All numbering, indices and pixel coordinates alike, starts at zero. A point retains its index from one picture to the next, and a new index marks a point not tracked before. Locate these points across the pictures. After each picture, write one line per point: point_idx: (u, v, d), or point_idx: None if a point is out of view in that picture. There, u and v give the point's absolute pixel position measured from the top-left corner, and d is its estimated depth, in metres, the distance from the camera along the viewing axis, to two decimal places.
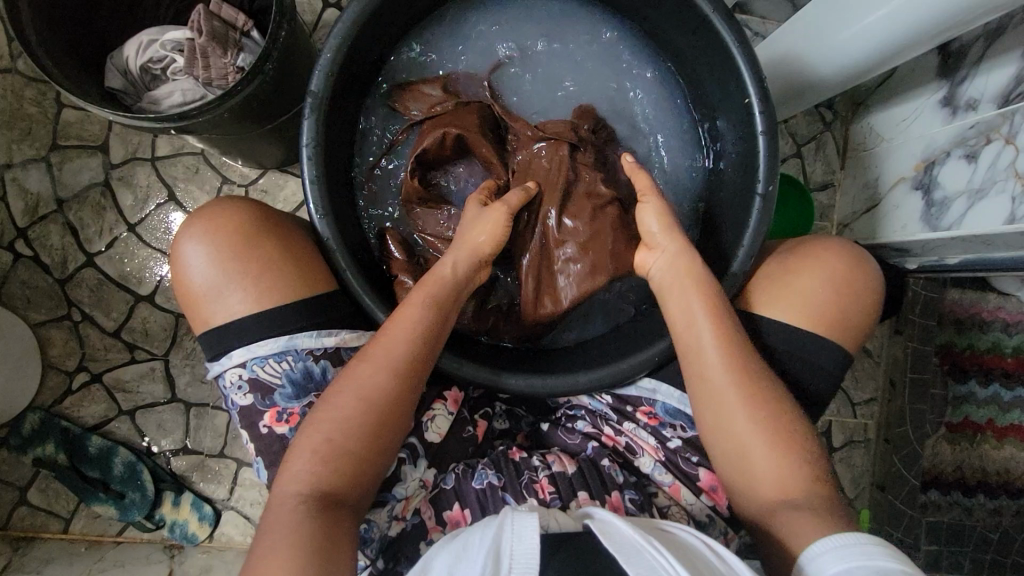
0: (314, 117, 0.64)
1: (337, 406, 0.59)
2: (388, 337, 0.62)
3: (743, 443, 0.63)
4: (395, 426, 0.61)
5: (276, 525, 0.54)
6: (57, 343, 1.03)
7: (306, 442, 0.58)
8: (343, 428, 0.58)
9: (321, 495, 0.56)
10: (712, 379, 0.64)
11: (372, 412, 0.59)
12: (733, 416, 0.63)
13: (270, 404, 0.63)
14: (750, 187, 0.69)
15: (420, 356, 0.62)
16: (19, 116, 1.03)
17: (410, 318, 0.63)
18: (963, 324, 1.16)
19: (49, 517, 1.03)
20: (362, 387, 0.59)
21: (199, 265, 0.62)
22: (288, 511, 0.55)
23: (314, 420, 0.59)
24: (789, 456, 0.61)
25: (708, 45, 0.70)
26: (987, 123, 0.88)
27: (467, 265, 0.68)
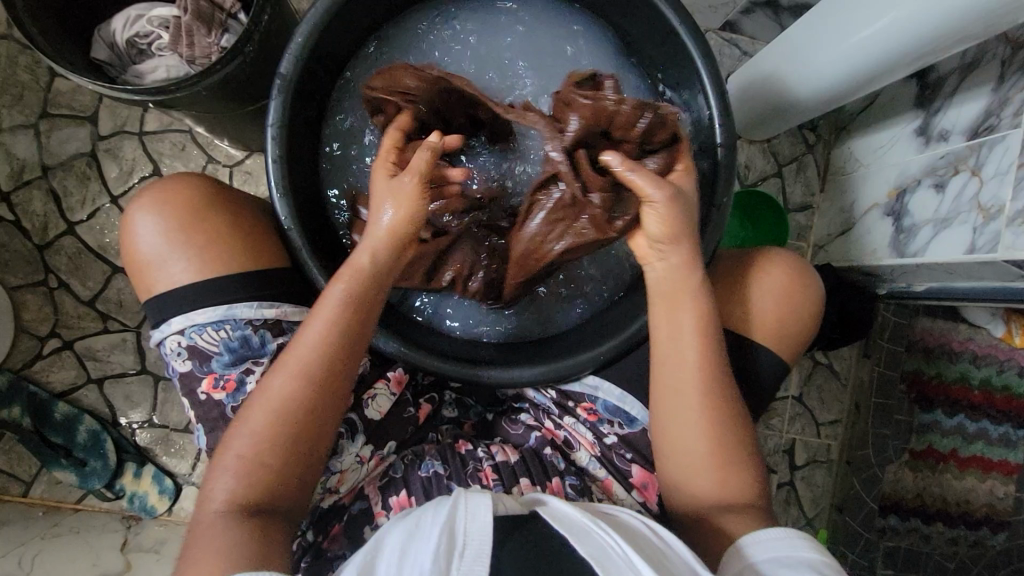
0: (281, 98, 0.66)
1: (250, 421, 0.60)
2: (297, 346, 0.62)
3: (695, 454, 0.67)
4: (309, 431, 0.61)
5: (197, 538, 0.56)
6: (32, 308, 1.05)
7: (222, 460, 0.60)
8: (254, 443, 0.60)
9: (240, 506, 0.58)
10: (686, 391, 0.67)
11: (282, 428, 0.60)
12: (696, 428, 0.67)
13: (208, 371, 0.64)
14: (707, 197, 0.72)
15: (328, 359, 0.62)
16: (11, 82, 1.04)
17: (320, 329, 0.62)
18: (932, 353, 1.17)
19: (9, 480, 1.03)
20: (269, 400, 0.60)
21: (148, 233, 0.64)
22: (210, 524, 0.57)
23: (230, 437, 0.61)
24: (726, 471, 0.66)
25: (679, 57, 0.72)
26: (956, 154, 0.89)
27: (389, 256, 0.65)
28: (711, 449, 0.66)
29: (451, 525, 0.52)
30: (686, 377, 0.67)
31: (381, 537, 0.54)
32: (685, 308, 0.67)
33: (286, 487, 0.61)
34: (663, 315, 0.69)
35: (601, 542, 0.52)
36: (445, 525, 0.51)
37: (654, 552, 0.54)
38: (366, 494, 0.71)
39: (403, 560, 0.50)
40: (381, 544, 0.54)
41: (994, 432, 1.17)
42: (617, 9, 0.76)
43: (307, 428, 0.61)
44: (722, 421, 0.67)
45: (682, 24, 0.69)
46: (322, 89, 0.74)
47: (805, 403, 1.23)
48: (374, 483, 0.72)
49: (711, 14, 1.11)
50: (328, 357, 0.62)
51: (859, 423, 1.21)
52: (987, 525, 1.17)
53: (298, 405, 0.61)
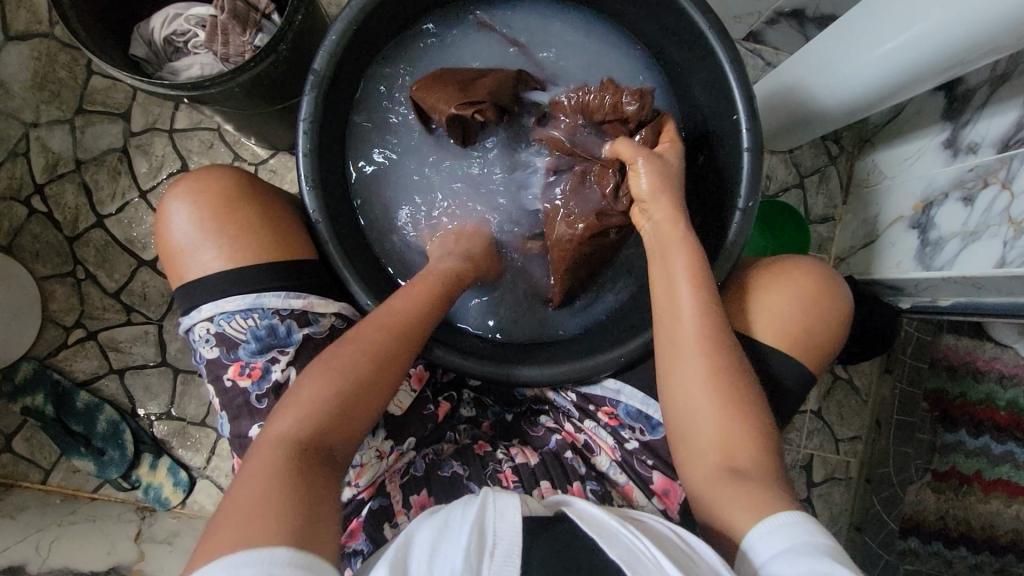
0: (314, 93, 0.67)
1: (327, 380, 0.59)
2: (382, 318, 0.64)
3: (699, 409, 0.65)
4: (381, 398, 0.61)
5: (256, 479, 0.51)
6: (59, 298, 1.07)
7: (277, 423, 0.56)
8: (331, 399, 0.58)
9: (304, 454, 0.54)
10: (683, 339, 0.66)
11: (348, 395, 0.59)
12: (695, 382, 0.65)
13: (235, 358, 0.65)
14: (732, 201, 0.72)
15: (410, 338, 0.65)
16: (50, 79, 1.08)
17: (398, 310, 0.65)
18: (956, 371, 1.14)
19: (30, 466, 1.05)
20: (353, 364, 0.60)
21: (182, 221, 0.66)
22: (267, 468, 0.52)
23: (287, 403, 0.58)
24: (736, 421, 0.64)
25: (704, 61, 0.72)
26: (986, 167, 0.88)
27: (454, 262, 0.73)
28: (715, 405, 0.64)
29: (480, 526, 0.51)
30: (685, 309, 0.66)
31: (407, 536, 0.54)
32: (675, 255, 0.67)
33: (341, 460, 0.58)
34: (658, 265, 0.69)
35: (627, 542, 0.53)
36: (474, 526, 0.51)
37: (683, 556, 0.53)
38: (385, 492, 0.71)
39: (433, 558, 0.49)
40: (408, 542, 0.52)
41: (1020, 456, 1.12)
42: (641, 14, 0.76)
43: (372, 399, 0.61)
44: (727, 370, 0.65)
45: (709, 26, 0.69)
46: (352, 86, 0.75)
47: (824, 418, 1.21)
48: (395, 481, 0.72)
49: (736, 24, 1.11)
50: (404, 337, 0.64)
51: (880, 440, 1.18)
52: (1013, 553, 1.13)
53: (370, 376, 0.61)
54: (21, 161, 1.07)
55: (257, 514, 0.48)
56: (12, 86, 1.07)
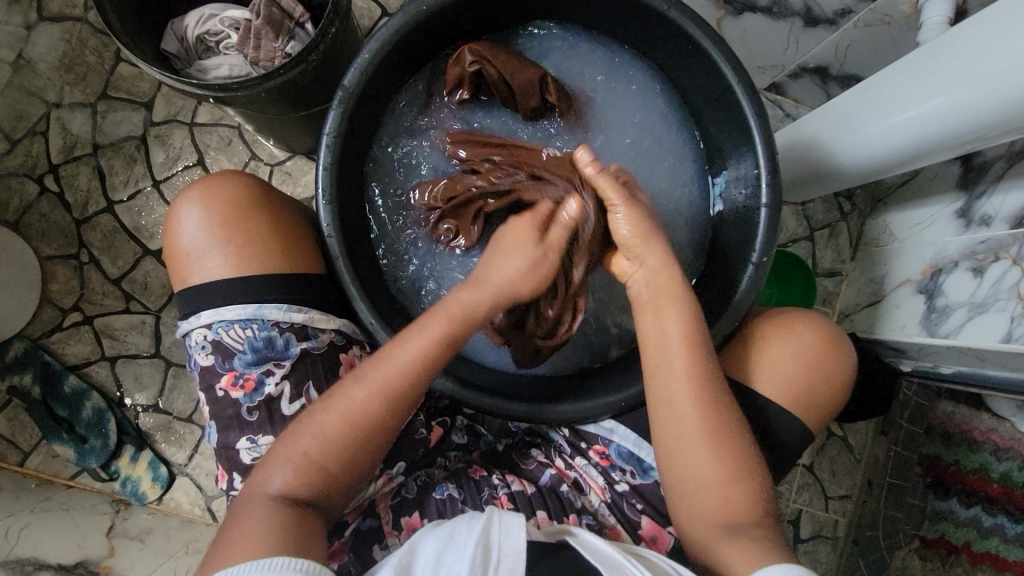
0: (341, 108, 0.67)
1: (320, 425, 0.60)
2: (386, 364, 0.62)
3: (697, 472, 0.64)
4: (378, 449, 0.62)
5: (248, 516, 0.56)
6: (59, 279, 1.06)
7: (277, 457, 0.60)
8: (320, 443, 0.60)
9: (293, 501, 0.58)
10: (678, 405, 0.65)
11: (352, 441, 0.60)
12: (693, 447, 0.65)
13: (229, 368, 0.64)
14: (745, 252, 0.71)
15: (412, 389, 0.62)
16: (78, 62, 1.08)
17: (415, 355, 0.62)
18: (951, 438, 1.11)
19: (8, 447, 1.03)
20: (350, 413, 0.60)
21: (192, 225, 0.65)
22: (259, 509, 0.56)
23: (282, 447, 0.60)
24: (731, 483, 0.63)
25: (729, 112, 0.72)
26: (998, 241, 0.88)
27: (489, 300, 0.66)
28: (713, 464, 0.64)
29: (485, 541, 0.56)
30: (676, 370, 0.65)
31: (415, 543, 0.58)
32: (669, 316, 0.67)
33: (330, 504, 0.60)
34: (652, 334, 0.68)
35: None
36: (479, 539, 0.56)
37: None
38: (376, 512, 0.70)
39: (438, 566, 0.54)
40: (415, 548, 0.57)
41: (1010, 529, 1.02)
42: (667, 59, 0.77)
43: (375, 444, 0.62)
44: (723, 436, 0.64)
45: (738, 80, 0.69)
46: (379, 104, 0.75)
47: (816, 473, 1.21)
48: (386, 502, 0.70)
49: (760, 74, 1.13)
50: (405, 394, 0.62)
51: (869, 502, 1.19)
52: None
53: (376, 422, 0.61)
54: (39, 140, 1.08)
55: (249, 545, 0.53)
56: (40, 66, 1.08)
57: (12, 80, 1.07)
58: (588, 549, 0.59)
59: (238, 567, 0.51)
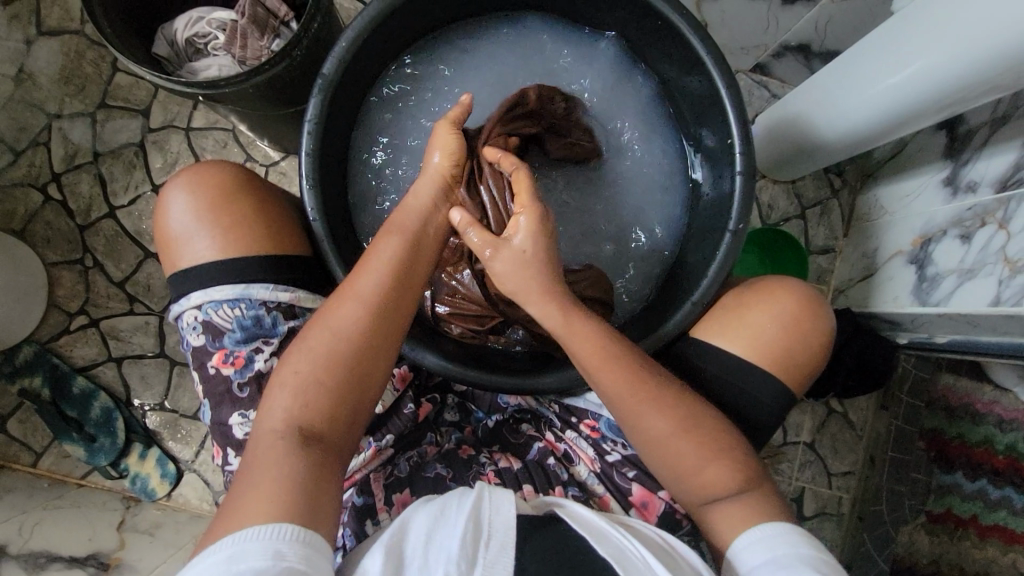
0: (321, 97, 0.69)
1: (308, 341, 0.62)
2: (359, 271, 0.64)
3: (684, 459, 0.65)
4: (371, 358, 0.63)
5: (260, 461, 0.57)
6: (66, 284, 1.09)
7: (272, 389, 0.61)
8: (311, 360, 0.61)
9: (298, 429, 0.59)
10: (647, 424, 0.65)
11: (341, 354, 0.61)
12: (677, 445, 0.65)
13: (219, 347, 0.66)
14: (723, 223, 0.72)
15: (389, 286, 0.64)
16: (76, 74, 1.12)
17: (383, 256, 0.65)
18: (954, 411, 1.11)
19: (21, 449, 1.06)
20: (333, 322, 0.62)
21: (180, 212, 0.67)
22: (271, 447, 0.58)
23: (276, 381, 0.61)
24: (709, 463, 0.64)
25: (702, 85, 0.73)
26: (984, 206, 0.89)
27: (433, 190, 0.69)
28: (698, 449, 0.64)
29: (474, 519, 0.57)
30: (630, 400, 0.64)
31: (405, 519, 0.59)
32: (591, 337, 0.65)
33: (334, 428, 0.60)
34: (567, 351, 0.67)
35: (617, 543, 0.58)
36: (470, 516, 0.57)
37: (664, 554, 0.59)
38: (369, 490, 0.71)
39: (428, 545, 0.55)
40: (405, 526, 0.58)
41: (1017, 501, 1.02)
42: (641, 39, 0.79)
43: (366, 355, 0.62)
44: (701, 431, 0.65)
45: (709, 54, 0.70)
46: (360, 93, 0.77)
47: (817, 451, 1.20)
48: (379, 480, 0.72)
49: (743, 55, 1.14)
50: (379, 294, 0.63)
51: (872, 477, 1.17)
52: None
53: (359, 344, 0.62)
54: (42, 151, 1.11)
55: (263, 494, 0.54)
56: (40, 79, 1.11)
57: (14, 93, 1.11)
58: (574, 518, 0.61)
59: (243, 533, 0.51)
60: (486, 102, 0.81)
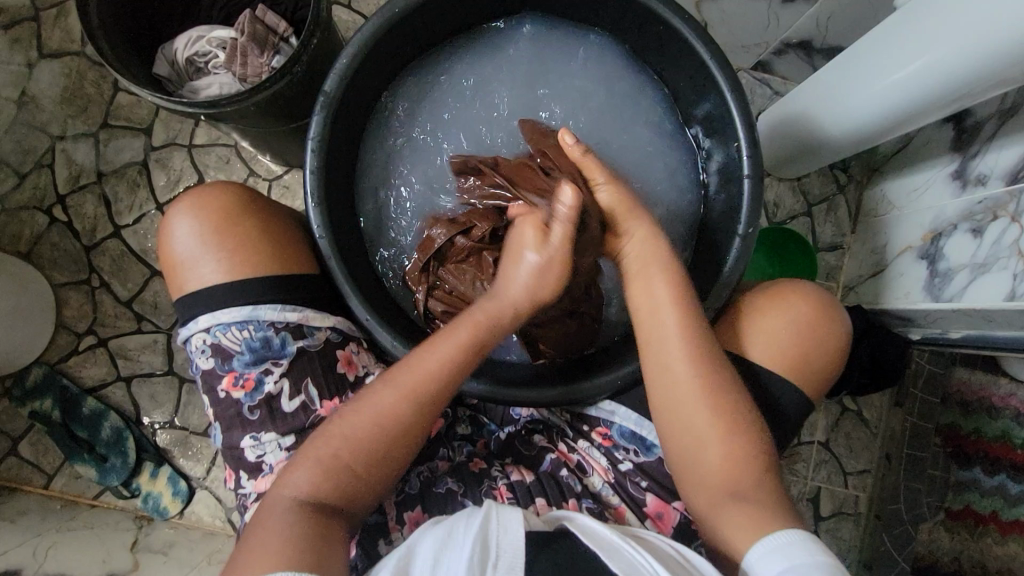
0: (324, 114, 0.69)
1: (350, 425, 0.61)
2: (417, 362, 0.64)
3: (702, 444, 0.65)
4: (404, 453, 0.63)
5: (270, 521, 0.57)
6: (73, 305, 1.09)
7: (301, 459, 0.61)
8: (351, 446, 0.61)
9: (318, 504, 0.59)
10: (682, 392, 0.66)
11: (382, 449, 0.62)
12: (697, 427, 0.65)
13: (229, 369, 0.65)
14: (732, 226, 0.72)
15: (443, 391, 0.64)
16: (78, 95, 1.12)
17: (446, 356, 0.64)
18: (969, 406, 1.10)
19: (33, 471, 1.06)
20: (380, 412, 0.62)
21: (184, 234, 0.66)
22: (283, 513, 0.57)
23: (308, 453, 0.61)
24: (717, 442, 0.64)
25: (706, 88, 0.73)
26: (994, 200, 0.87)
27: (521, 294, 0.67)
28: (719, 440, 0.64)
29: (483, 540, 0.56)
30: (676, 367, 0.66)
31: (412, 544, 0.58)
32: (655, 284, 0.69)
33: (351, 511, 0.61)
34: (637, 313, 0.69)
35: (630, 558, 0.57)
36: (476, 539, 0.56)
37: (678, 566, 0.58)
38: (381, 508, 0.70)
39: (436, 566, 0.55)
40: (412, 550, 0.57)
41: None
42: (642, 43, 0.78)
43: (401, 451, 0.63)
44: (726, 423, 0.64)
45: (712, 57, 0.69)
46: (361, 107, 0.77)
47: (832, 449, 1.18)
48: (390, 497, 0.71)
49: (744, 53, 1.13)
50: (432, 396, 0.63)
51: (890, 475, 1.14)
52: None
53: (399, 441, 0.62)
54: (46, 172, 1.11)
55: (267, 554, 0.54)
56: (42, 101, 1.12)
57: (17, 116, 1.11)
58: (586, 534, 0.60)
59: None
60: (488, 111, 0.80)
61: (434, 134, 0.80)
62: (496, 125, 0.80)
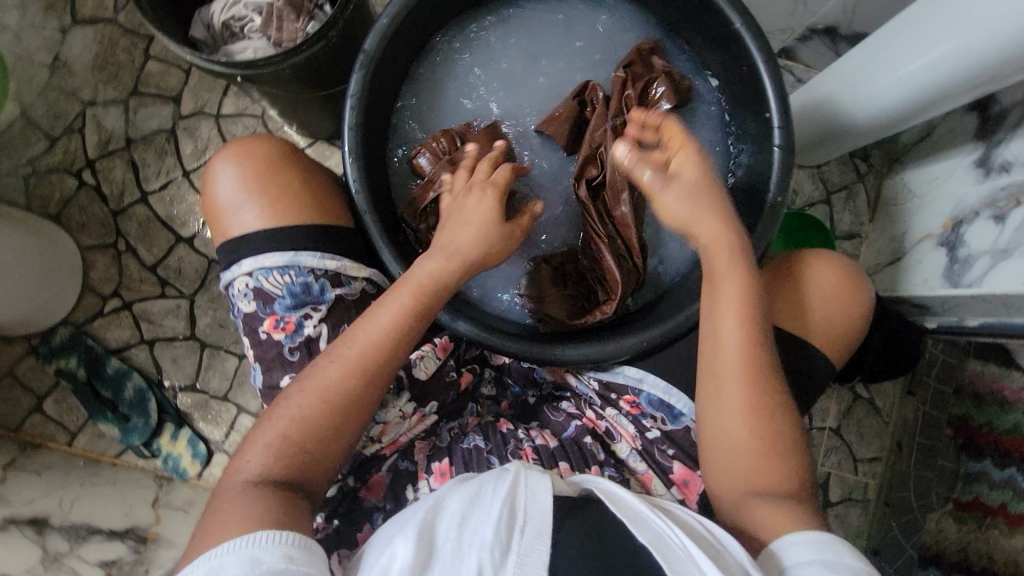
0: (364, 71, 0.71)
1: (295, 401, 0.62)
2: (354, 334, 0.65)
3: (742, 452, 0.67)
4: (354, 424, 0.63)
5: (225, 503, 0.56)
6: (99, 268, 1.11)
7: (254, 439, 0.61)
8: (296, 421, 0.61)
9: (271, 482, 0.59)
10: (732, 409, 0.67)
11: (327, 420, 0.62)
12: (738, 443, 0.67)
13: (270, 312, 0.67)
14: (761, 198, 0.74)
15: (381, 356, 0.64)
16: (109, 61, 1.14)
17: (380, 322, 0.65)
18: (982, 399, 1.09)
19: (57, 428, 1.08)
20: (323, 384, 0.62)
21: (228, 182, 0.69)
22: (238, 494, 0.57)
23: (256, 436, 0.61)
24: (763, 456, 0.66)
25: (739, 62, 0.75)
26: (1019, 186, 0.88)
27: (446, 270, 0.68)
28: (756, 449, 0.66)
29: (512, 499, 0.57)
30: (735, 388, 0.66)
31: (439, 498, 0.59)
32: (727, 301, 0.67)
33: (305, 488, 0.61)
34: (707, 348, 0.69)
35: (658, 530, 0.57)
36: (504, 503, 0.56)
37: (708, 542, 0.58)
38: (413, 457, 0.74)
39: (462, 528, 0.56)
40: (439, 505, 0.58)
41: None
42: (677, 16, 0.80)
43: (348, 421, 0.63)
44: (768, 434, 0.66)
45: (746, 29, 0.71)
46: (397, 73, 0.79)
47: (843, 436, 1.19)
48: (422, 449, 0.74)
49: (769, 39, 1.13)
50: (369, 364, 0.64)
51: (900, 464, 1.16)
52: None
53: (341, 409, 0.62)
54: (76, 137, 1.13)
55: (226, 527, 0.54)
56: (74, 67, 1.14)
57: (50, 81, 1.13)
58: (614, 502, 0.60)
59: (217, 549, 0.52)
60: (521, 80, 0.82)
61: (466, 102, 0.83)
62: (527, 95, 0.82)
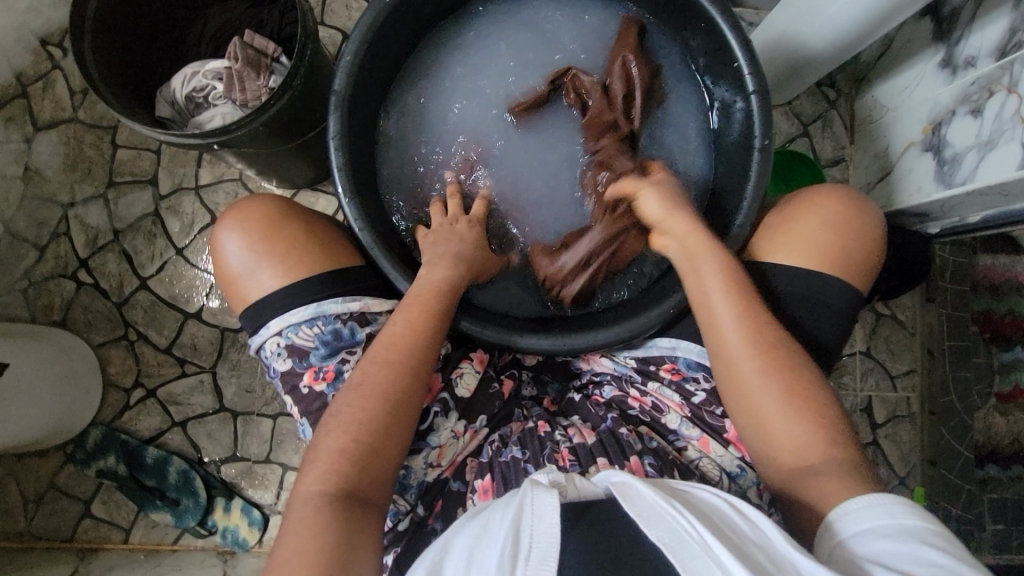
0: (340, 112, 0.73)
1: (344, 412, 0.63)
2: (387, 339, 0.67)
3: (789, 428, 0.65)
4: (405, 423, 0.65)
5: (301, 524, 0.57)
6: (115, 362, 1.11)
7: (313, 458, 0.61)
8: (350, 430, 0.62)
9: (341, 495, 0.59)
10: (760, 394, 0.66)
11: (380, 422, 0.63)
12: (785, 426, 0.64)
13: (308, 364, 0.68)
14: (749, 144, 0.76)
15: (416, 355, 0.67)
16: (80, 159, 1.14)
17: (406, 324, 0.67)
18: (998, 289, 1.13)
19: (110, 528, 1.08)
20: (368, 390, 0.64)
21: (234, 249, 0.70)
22: (311, 513, 0.58)
23: (312, 457, 0.62)
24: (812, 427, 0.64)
25: (698, 18, 0.78)
26: (988, 77, 0.89)
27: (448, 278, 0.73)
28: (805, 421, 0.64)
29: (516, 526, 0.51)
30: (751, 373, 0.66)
31: (450, 540, 0.56)
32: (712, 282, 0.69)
33: (372, 496, 0.61)
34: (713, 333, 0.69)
35: (671, 524, 0.50)
36: (510, 530, 0.51)
37: (735, 530, 0.51)
38: (464, 475, 0.75)
39: (469, 565, 0.51)
40: (449, 545, 0.55)
41: None
42: None
43: (399, 422, 0.64)
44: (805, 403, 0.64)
45: None
46: (369, 108, 0.81)
47: (875, 357, 1.19)
48: (472, 463, 0.75)
49: None
50: (405, 365, 0.66)
51: (936, 370, 1.16)
52: None
53: (390, 412, 0.64)
54: (64, 240, 1.13)
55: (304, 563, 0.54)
56: (47, 173, 1.14)
57: (26, 192, 1.13)
58: (625, 496, 0.54)
59: None
60: (491, 86, 0.85)
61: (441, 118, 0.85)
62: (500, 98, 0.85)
